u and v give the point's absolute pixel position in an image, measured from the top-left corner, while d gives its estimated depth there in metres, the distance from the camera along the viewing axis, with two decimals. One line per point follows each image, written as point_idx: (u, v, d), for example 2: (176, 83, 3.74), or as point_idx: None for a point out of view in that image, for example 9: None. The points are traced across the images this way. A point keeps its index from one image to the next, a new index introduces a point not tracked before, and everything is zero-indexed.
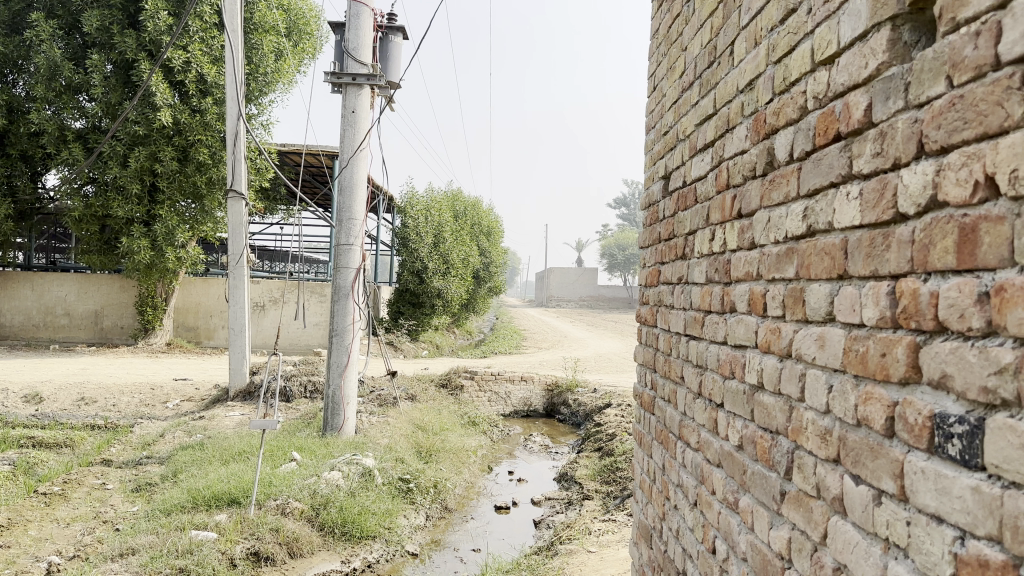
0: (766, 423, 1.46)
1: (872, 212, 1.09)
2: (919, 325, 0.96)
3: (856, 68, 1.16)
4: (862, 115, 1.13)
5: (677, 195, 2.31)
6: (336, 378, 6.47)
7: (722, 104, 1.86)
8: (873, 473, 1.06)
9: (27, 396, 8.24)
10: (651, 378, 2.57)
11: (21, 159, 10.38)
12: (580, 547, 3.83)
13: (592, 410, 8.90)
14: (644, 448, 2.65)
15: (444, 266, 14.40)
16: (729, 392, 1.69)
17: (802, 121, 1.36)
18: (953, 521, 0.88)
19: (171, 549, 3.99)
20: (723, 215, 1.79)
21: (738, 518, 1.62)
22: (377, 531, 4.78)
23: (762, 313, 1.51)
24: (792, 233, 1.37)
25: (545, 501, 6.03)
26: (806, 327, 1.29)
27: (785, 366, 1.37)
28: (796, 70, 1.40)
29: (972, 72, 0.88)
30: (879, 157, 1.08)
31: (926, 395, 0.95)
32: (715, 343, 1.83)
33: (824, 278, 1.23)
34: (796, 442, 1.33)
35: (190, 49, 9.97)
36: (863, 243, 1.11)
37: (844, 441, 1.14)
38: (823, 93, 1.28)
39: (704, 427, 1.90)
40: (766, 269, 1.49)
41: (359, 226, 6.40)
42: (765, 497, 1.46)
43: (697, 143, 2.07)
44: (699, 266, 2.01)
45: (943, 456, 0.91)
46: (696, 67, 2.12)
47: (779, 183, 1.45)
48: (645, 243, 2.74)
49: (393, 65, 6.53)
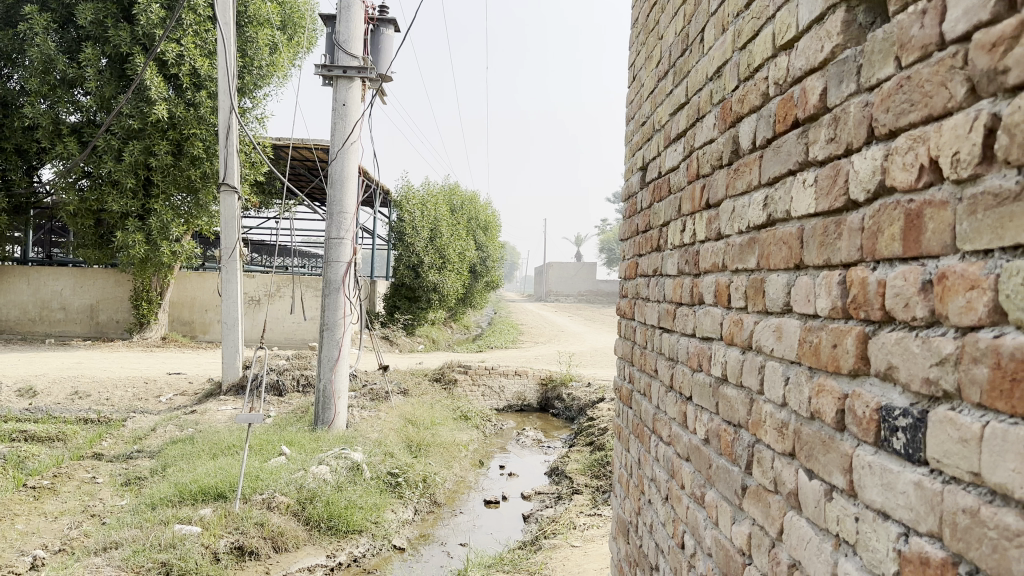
0: (730, 416, 1.43)
1: (826, 199, 1.06)
2: (868, 316, 0.93)
3: (813, 52, 1.13)
4: (818, 100, 1.10)
5: (653, 186, 2.28)
6: (327, 372, 6.43)
7: (693, 92, 1.83)
8: (824, 467, 1.03)
9: (20, 390, 8.22)
10: (629, 372, 2.53)
11: (16, 153, 10.33)
12: (564, 542, 3.81)
13: (585, 404, 8.89)
14: (623, 441, 2.62)
15: (439, 261, 14.37)
16: (697, 385, 1.67)
17: (764, 108, 1.33)
18: (898, 517, 0.85)
19: (153, 543, 3.96)
20: (693, 206, 1.76)
21: (704, 513, 1.59)
22: (364, 525, 4.77)
23: (726, 305, 1.48)
24: (754, 223, 1.34)
25: (534, 495, 6.02)
26: (766, 319, 1.26)
27: (747, 357, 1.34)
28: (759, 55, 1.37)
29: (919, 52, 0.85)
30: (833, 142, 1.05)
31: (874, 386, 0.92)
32: (685, 336, 1.80)
33: (782, 268, 1.20)
34: (756, 435, 1.30)
35: (183, 43, 9.91)
36: (817, 232, 1.08)
37: (798, 435, 1.12)
38: (783, 78, 1.25)
39: (675, 420, 1.87)
40: (730, 259, 1.47)
41: (350, 220, 6.37)
42: (728, 492, 1.43)
43: (671, 133, 2.03)
44: (671, 258, 1.98)
45: (889, 450, 0.88)
46: (671, 56, 2.08)
47: (742, 172, 1.42)
48: (624, 235, 2.70)
49: (383, 57, 6.46)
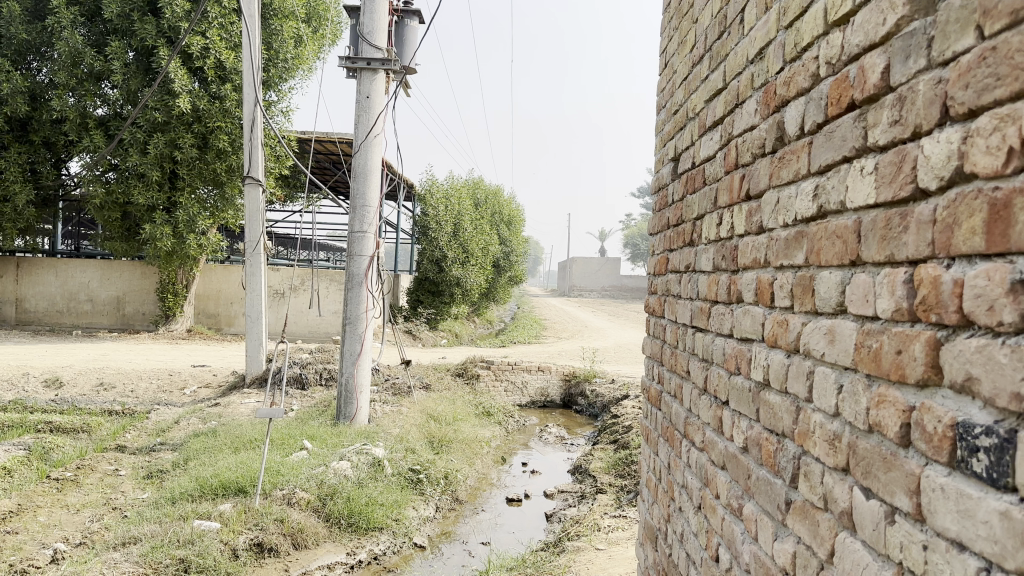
0: (772, 424, 1.33)
1: (889, 188, 0.95)
2: (941, 319, 0.83)
3: (874, 25, 1.02)
4: (879, 79, 0.99)
5: (686, 177, 2.16)
6: (350, 366, 6.37)
7: (732, 77, 1.72)
8: (885, 487, 0.93)
9: (48, 381, 8.27)
10: (658, 372, 2.43)
11: (44, 145, 10.39)
12: (588, 544, 3.71)
13: (609, 401, 8.79)
14: (651, 444, 2.51)
15: (463, 255, 14.29)
16: (734, 389, 1.56)
17: (814, 91, 1.22)
18: (978, 550, 0.74)
19: (172, 539, 3.91)
20: (731, 197, 1.65)
21: (742, 527, 1.49)
22: (385, 523, 4.69)
23: (769, 303, 1.37)
24: (802, 215, 1.23)
25: (557, 494, 5.92)
26: (817, 320, 1.16)
27: (794, 362, 1.24)
28: (808, 33, 1.26)
29: (1006, 19, 0.74)
30: (897, 124, 0.94)
31: (947, 399, 0.82)
32: (721, 336, 1.69)
33: (835, 265, 1.10)
34: (802, 446, 1.19)
35: (208, 35, 9.90)
36: (878, 224, 0.98)
37: (853, 450, 1.02)
38: (837, 57, 1.14)
39: (709, 426, 1.76)
40: (774, 255, 1.36)
41: (372, 213, 6.30)
42: (770, 506, 1.33)
43: (707, 121, 1.92)
44: (706, 253, 1.87)
45: (965, 473, 0.77)
46: (707, 40, 1.97)
47: (788, 160, 1.31)
48: (655, 229, 2.58)
49: (408, 49, 6.36)
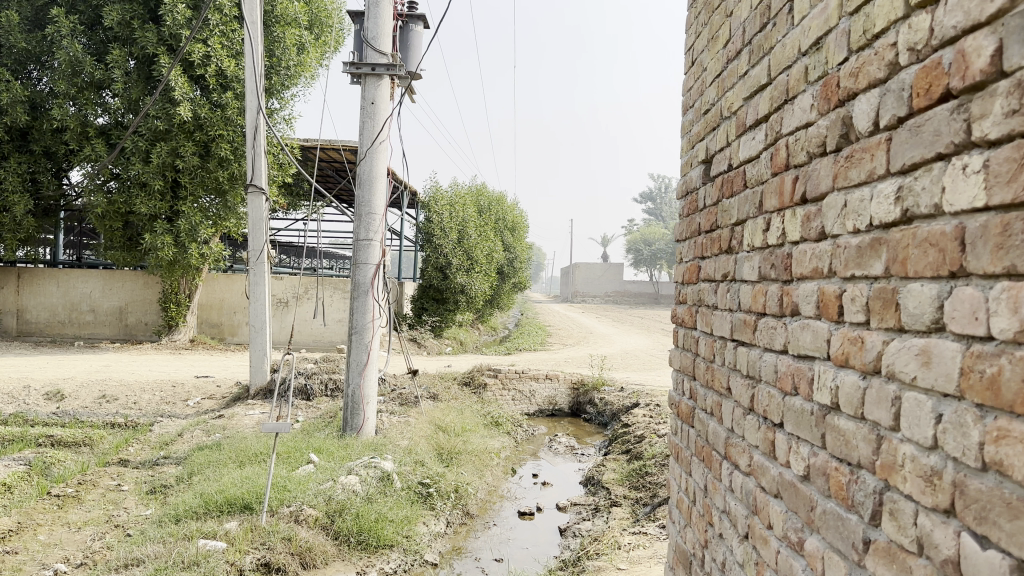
0: (844, 453, 1.20)
1: (1004, 189, 0.83)
2: None
3: (976, 4, 0.89)
4: (988, 63, 0.86)
5: (720, 181, 2.04)
6: (356, 377, 6.22)
7: (779, 72, 1.58)
8: (1010, 538, 0.80)
9: (49, 393, 8.12)
10: (690, 387, 2.29)
11: (45, 155, 10.24)
12: (608, 564, 3.56)
13: (619, 409, 8.64)
14: (682, 464, 2.38)
15: (468, 262, 14.14)
16: (790, 411, 1.43)
17: (893, 81, 1.09)
18: None
19: (176, 560, 3.75)
20: (781, 201, 1.52)
21: (803, 564, 1.36)
22: (395, 540, 4.53)
23: (836, 317, 1.24)
24: (880, 220, 1.10)
25: (571, 506, 5.78)
26: (902, 339, 1.03)
27: (873, 386, 1.11)
28: (882, 18, 1.13)
29: None
30: (1015, 115, 0.82)
31: None
32: (772, 351, 1.56)
33: (928, 275, 0.97)
34: (886, 481, 1.07)
35: (209, 43, 9.80)
36: (991, 230, 0.85)
37: (962, 489, 0.88)
38: (924, 42, 1.01)
39: (758, 448, 1.63)
40: (841, 264, 1.23)
41: (379, 220, 6.16)
42: (841, 544, 1.20)
43: (747, 120, 1.80)
44: (749, 261, 1.73)
45: None
46: (745, 33, 1.85)
47: (858, 159, 1.19)
48: (683, 235, 2.44)
49: (413, 54, 6.25)
